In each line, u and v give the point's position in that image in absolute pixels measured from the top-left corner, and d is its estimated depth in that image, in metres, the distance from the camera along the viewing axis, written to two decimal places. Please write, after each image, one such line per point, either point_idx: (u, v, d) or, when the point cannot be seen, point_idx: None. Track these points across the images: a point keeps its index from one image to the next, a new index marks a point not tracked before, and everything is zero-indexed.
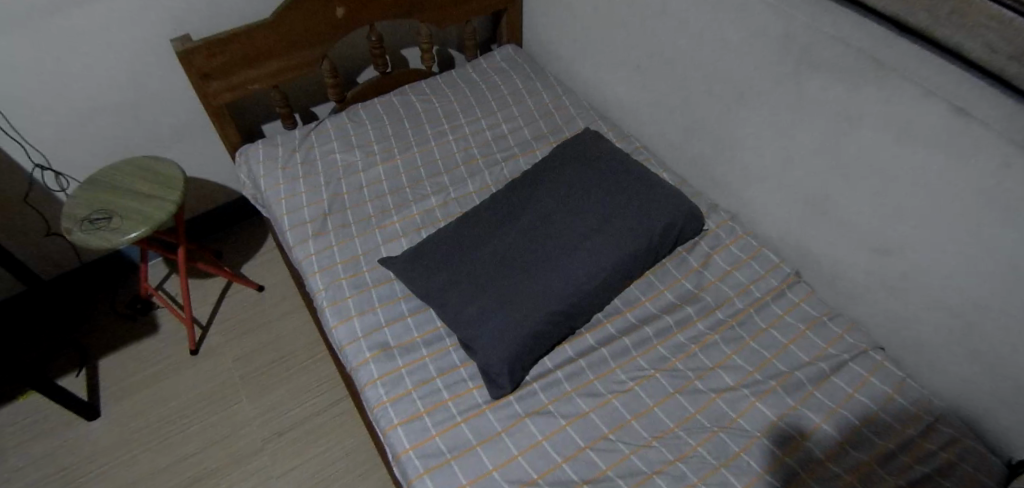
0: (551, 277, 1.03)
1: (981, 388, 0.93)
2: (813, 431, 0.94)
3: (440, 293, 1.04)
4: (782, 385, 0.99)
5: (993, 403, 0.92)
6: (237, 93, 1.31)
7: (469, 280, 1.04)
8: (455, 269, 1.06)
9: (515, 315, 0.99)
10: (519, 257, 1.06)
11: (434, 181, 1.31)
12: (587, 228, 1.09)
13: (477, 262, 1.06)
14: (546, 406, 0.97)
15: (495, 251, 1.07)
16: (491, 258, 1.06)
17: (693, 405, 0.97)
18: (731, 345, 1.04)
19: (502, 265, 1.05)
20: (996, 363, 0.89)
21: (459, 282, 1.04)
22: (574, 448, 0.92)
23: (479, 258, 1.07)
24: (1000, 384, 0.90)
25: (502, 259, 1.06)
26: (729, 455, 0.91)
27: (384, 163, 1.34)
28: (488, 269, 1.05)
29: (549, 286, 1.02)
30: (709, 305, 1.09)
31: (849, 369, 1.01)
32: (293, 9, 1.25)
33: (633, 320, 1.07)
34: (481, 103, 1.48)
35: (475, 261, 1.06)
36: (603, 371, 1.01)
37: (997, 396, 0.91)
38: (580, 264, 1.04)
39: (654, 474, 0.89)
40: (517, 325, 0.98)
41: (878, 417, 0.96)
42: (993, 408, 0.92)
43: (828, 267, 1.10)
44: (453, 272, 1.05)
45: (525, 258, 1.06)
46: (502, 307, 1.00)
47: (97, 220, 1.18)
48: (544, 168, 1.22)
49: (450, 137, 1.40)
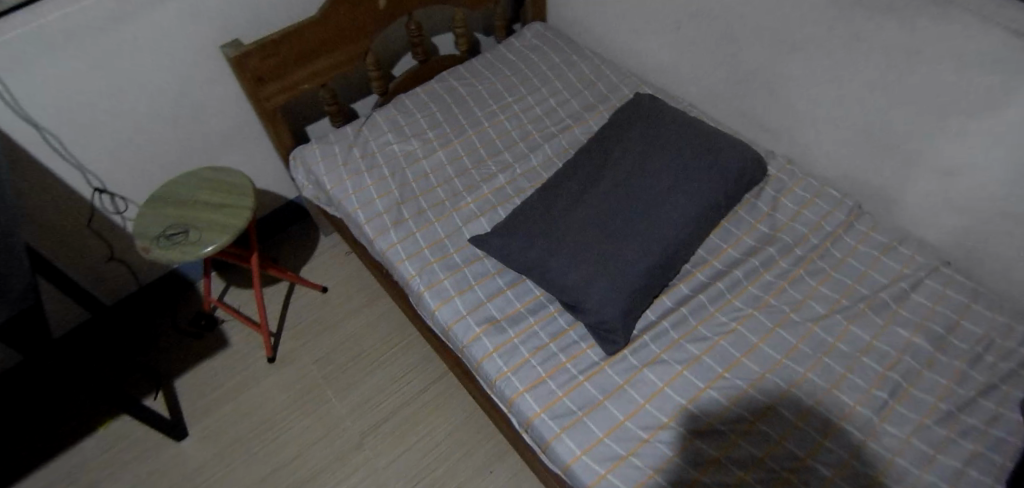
0: (642, 234, 1.08)
1: None
2: (906, 346, 1.02)
3: (538, 261, 1.08)
4: (869, 308, 1.06)
5: None
6: (289, 94, 1.33)
7: (564, 245, 1.08)
8: (549, 238, 1.10)
9: (617, 273, 1.04)
10: (608, 218, 1.10)
11: (497, 160, 1.34)
12: (666, 184, 1.14)
13: (567, 228, 1.10)
14: (659, 356, 1.02)
15: (582, 216, 1.12)
16: (581, 222, 1.11)
17: (794, 337, 1.03)
18: (815, 278, 1.10)
19: (593, 228, 1.09)
20: None
21: (555, 248, 1.08)
22: (694, 390, 0.98)
23: (568, 224, 1.11)
24: None
25: (592, 222, 1.10)
26: (836, 377, 0.99)
27: (443, 148, 1.37)
28: (580, 233, 1.09)
29: (643, 243, 1.07)
30: (788, 245, 1.15)
31: (926, 286, 1.08)
32: (340, 4, 1.28)
33: (720, 267, 1.13)
34: (522, 81, 1.51)
35: (566, 227, 1.11)
36: (704, 317, 1.06)
37: None
38: (666, 218, 1.10)
39: (774, 404, 0.96)
40: (621, 281, 1.03)
41: (963, 326, 1.04)
42: None
43: (890, 197, 1.17)
44: (547, 240, 1.10)
45: (613, 219, 1.10)
46: (602, 267, 1.05)
47: (174, 234, 1.18)
48: (607, 135, 1.27)
49: (501, 116, 1.43)
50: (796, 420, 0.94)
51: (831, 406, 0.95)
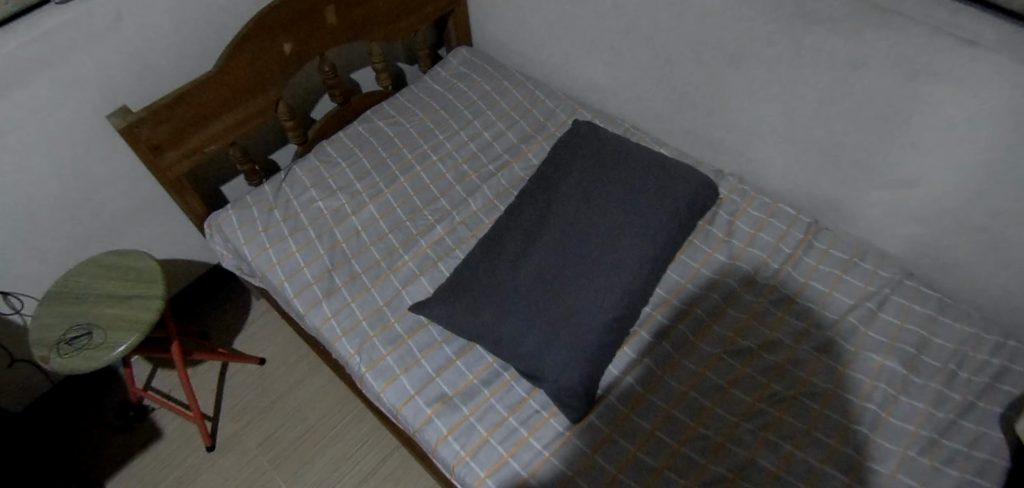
0: (596, 284, 1.00)
1: (1015, 294, 0.98)
2: (879, 371, 0.97)
3: (488, 326, 0.99)
4: (838, 333, 1.01)
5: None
6: (193, 159, 1.18)
7: (514, 306, 0.99)
8: (497, 300, 1.00)
9: (574, 332, 0.96)
10: (558, 270, 1.02)
11: (433, 207, 1.24)
12: (616, 223, 1.06)
13: (515, 285, 1.02)
14: (627, 415, 0.94)
15: (530, 269, 1.03)
16: (529, 277, 1.02)
17: (765, 376, 0.97)
18: (779, 307, 1.05)
19: (543, 282, 1.01)
20: None
21: (504, 310, 0.99)
22: (668, 451, 0.90)
23: (516, 280, 1.02)
24: None
25: (542, 276, 1.02)
26: (814, 416, 0.93)
27: (374, 200, 1.26)
28: (530, 290, 1.01)
29: (598, 294, 0.99)
30: (747, 273, 1.09)
31: (892, 303, 1.04)
32: (240, 54, 1.14)
33: (681, 305, 1.06)
34: (453, 114, 1.41)
35: (514, 284, 1.02)
36: (669, 364, 0.99)
37: None
38: (621, 263, 1.02)
39: (754, 455, 0.88)
40: (579, 341, 0.95)
41: (931, 342, 1.00)
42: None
43: (846, 209, 1.12)
44: (494, 301, 1.01)
45: (564, 269, 1.02)
46: (558, 326, 0.96)
47: (75, 338, 1.03)
48: (547, 172, 1.19)
49: (434, 156, 1.33)
50: (778, 470, 0.87)
51: (813, 448, 0.89)
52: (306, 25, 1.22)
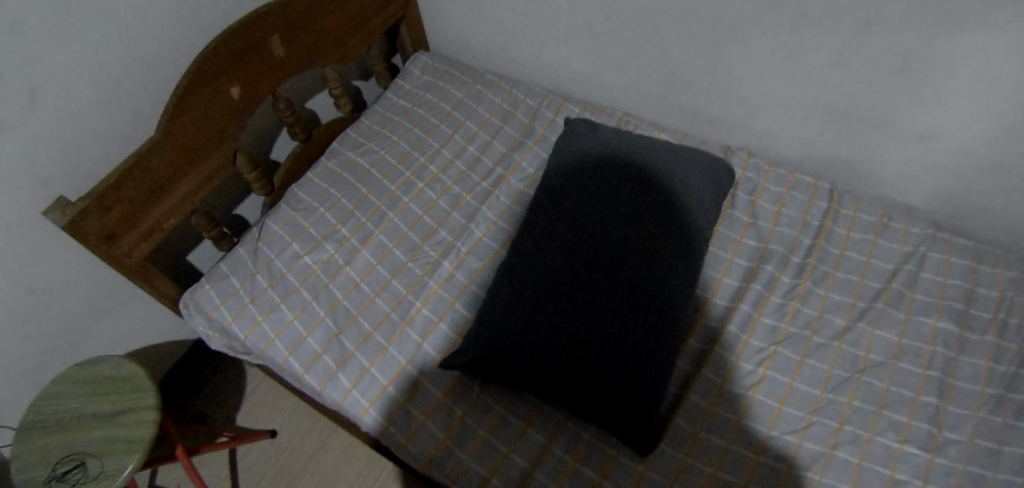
0: (641, 301, 0.93)
1: None
2: (935, 334, 0.94)
3: (533, 369, 0.91)
4: (887, 304, 0.97)
5: None
6: (155, 238, 1.04)
7: (558, 341, 0.91)
8: (537, 339, 0.92)
9: (630, 359, 0.89)
10: (597, 291, 0.94)
11: (433, 241, 1.13)
12: (646, 230, 0.99)
13: (554, 317, 0.93)
14: (698, 434, 0.88)
15: (566, 295, 0.94)
16: (568, 305, 0.93)
17: (824, 362, 0.93)
18: (822, 285, 1.00)
19: (585, 309, 0.93)
20: None
21: (549, 349, 0.91)
22: (749, 465, 0.85)
23: (554, 312, 0.93)
24: None
25: (581, 301, 0.93)
26: (882, 395, 0.90)
27: (366, 245, 1.14)
28: (571, 321, 0.92)
29: (645, 312, 0.92)
30: (783, 254, 1.03)
31: (929, 259, 1.00)
32: (184, 111, 0.99)
33: (724, 303, 1.00)
34: (430, 131, 1.29)
35: (552, 317, 0.93)
36: (727, 370, 0.93)
37: None
38: (660, 273, 0.96)
39: (832, 449, 0.86)
40: (637, 368, 0.89)
41: (977, 293, 0.97)
42: None
43: (864, 169, 1.08)
44: (535, 340, 0.92)
45: (603, 290, 0.94)
46: (612, 356, 0.89)
47: (63, 474, 0.89)
48: (554, 183, 1.09)
49: (420, 183, 1.21)
50: (859, 460, 0.85)
51: (888, 430, 0.87)
52: (252, 64, 1.07)
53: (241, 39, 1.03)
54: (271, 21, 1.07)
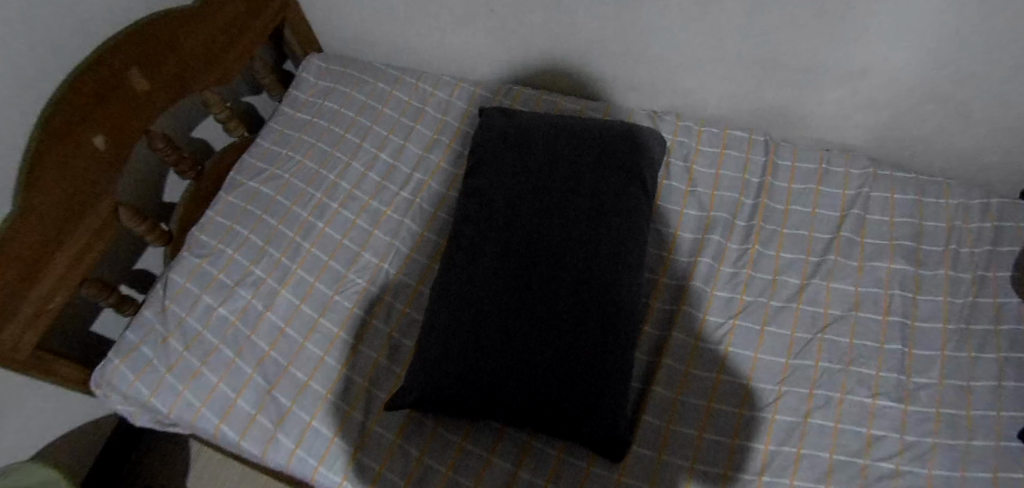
0: (589, 300, 0.86)
1: (985, 149, 0.95)
2: (889, 277, 0.91)
3: (486, 396, 0.83)
4: (840, 255, 0.93)
5: (997, 159, 0.96)
6: (42, 324, 0.89)
7: (507, 360, 0.83)
8: (487, 360, 0.84)
9: (587, 366, 0.82)
10: (541, 298, 0.86)
11: (359, 266, 1.03)
12: (582, 221, 0.91)
13: (499, 334, 0.85)
14: (670, 427, 0.83)
15: (508, 308, 0.86)
16: (512, 318, 0.85)
17: (786, 327, 0.89)
18: (772, 245, 0.95)
19: (531, 320, 0.85)
20: (998, 123, 0.90)
21: (499, 371, 0.83)
22: (726, 450, 0.81)
23: (498, 329, 0.85)
24: (1000, 139, 0.92)
25: (525, 312, 0.85)
26: (847, 350, 0.87)
27: (286, 284, 1.03)
28: (518, 335, 0.84)
29: (596, 311, 0.85)
30: (728, 220, 0.98)
31: (875, 199, 0.97)
32: (40, 175, 0.83)
33: (675, 282, 0.94)
34: (337, 143, 1.17)
35: (497, 334, 0.85)
36: (689, 354, 0.88)
37: (1003, 149, 0.94)
38: (605, 264, 0.88)
39: (807, 417, 0.82)
40: (596, 374, 0.82)
41: (926, 226, 0.95)
42: (997, 162, 0.96)
43: (796, 114, 1.03)
44: (483, 364, 0.84)
45: (547, 295, 0.86)
46: (567, 366, 0.82)
47: None
48: (477, 182, 0.99)
49: (335, 204, 1.10)
50: (835, 423, 0.82)
51: (859, 387, 0.84)
52: (114, 105, 0.92)
53: (95, 79, 0.88)
54: (125, 49, 0.92)
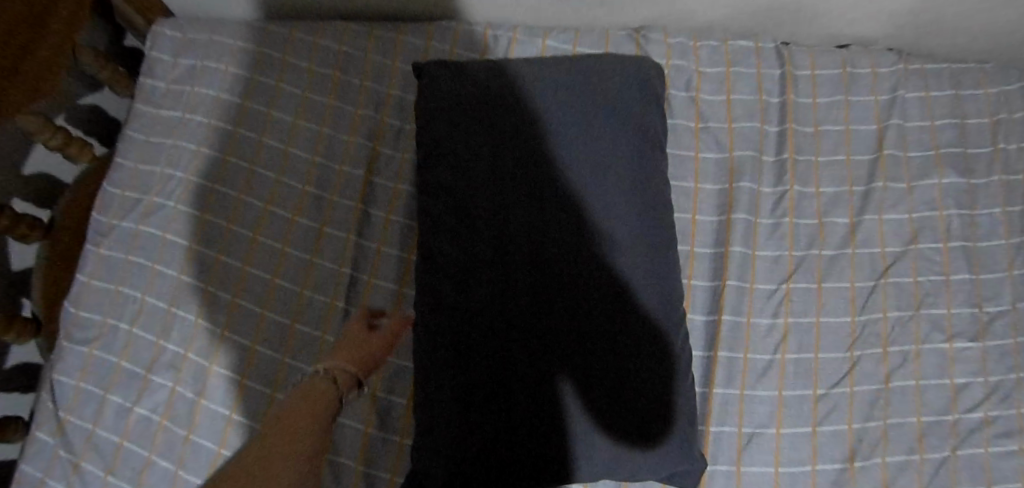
0: (632, 310, 0.62)
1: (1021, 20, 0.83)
2: (941, 195, 0.80)
3: (524, 478, 0.59)
4: (887, 179, 0.79)
5: None
6: None
7: (546, 422, 0.58)
8: (519, 425, 0.58)
9: (650, 401, 0.60)
10: (571, 323, 0.60)
11: (308, 312, 0.77)
12: (596, 200, 0.65)
13: (526, 387, 0.59)
14: (743, 431, 0.69)
15: (530, 348, 0.60)
16: (539, 362, 0.59)
17: (845, 278, 0.75)
18: (809, 181, 0.78)
19: (566, 357, 0.59)
20: None
21: (538, 443, 0.58)
22: (809, 441, 0.70)
23: (524, 381, 0.59)
24: None
25: (555, 349, 0.59)
26: (913, 291, 0.76)
27: (215, 357, 0.77)
28: (554, 385, 0.59)
29: (642, 322, 0.62)
30: (757, 158, 0.78)
31: (910, 102, 0.83)
32: None
33: (712, 250, 0.75)
34: (224, 144, 0.84)
35: (524, 390, 0.59)
36: (745, 338, 0.72)
37: None
38: (637, 256, 0.64)
39: (888, 382, 0.72)
40: (661, 407, 0.61)
41: (967, 124, 0.83)
42: None
43: (811, 9, 0.83)
44: (514, 437, 0.58)
45: (578, 317, 0.60)
46: (625, 411, 0.59)
47: None
48: (438, 173, 0.69)
49: (252, 230, 0.80)
50: (916, 381, 0.73)
51: (934, 332, 0.75)
52: None
53: None
54: None
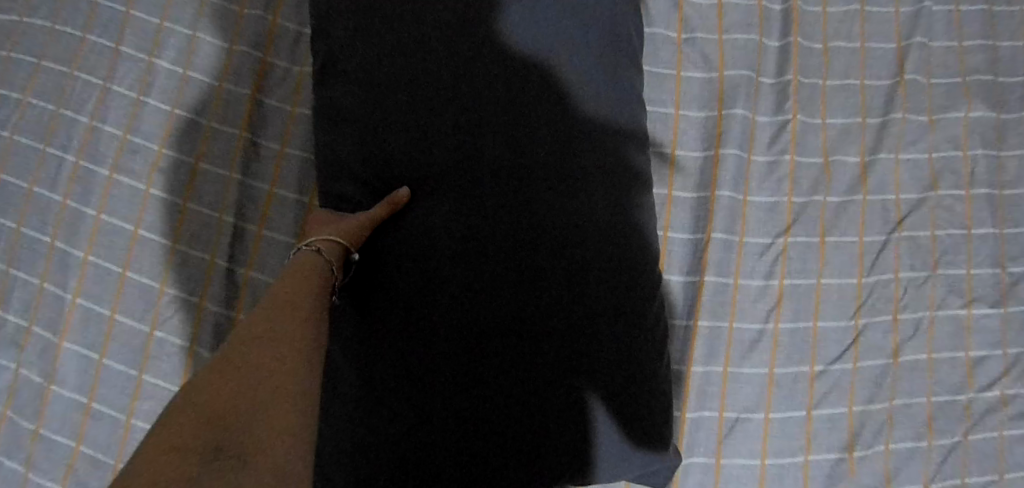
0: (600, 282, 0.44)
1: None
2: (968, 131, 0.66)
3: None
4: (908, 109, 0.64)
5: None
6: None
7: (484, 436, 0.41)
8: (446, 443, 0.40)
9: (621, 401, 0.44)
10: (518, 298, 0.43)
11: (183, 273, 0.61)
12: (555, 128, 0.47)
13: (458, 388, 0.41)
14: (726, 417, 0.57)
15: (463, 333, 0.42)
16: (476, 352, 0.42)
17: (853, 231, 0.61)
18: (816, 111, 0.63)
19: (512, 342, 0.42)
20: None
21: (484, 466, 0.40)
22: (803, 427, 0.58)
23: (455, 379, 0.41)
24: None
25: (499, 334, 0.42)
26: (931, 247, 0.63)
27: (65, 331, 0.60)
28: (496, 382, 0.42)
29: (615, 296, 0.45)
30: (752, 79, 0.63)
31: (937, 15, 0.68)
32: None
33: (692, 195, 0.61)
34: (70, 53, 0.64)
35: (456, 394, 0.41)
36: (732, 303, 0.59)
37: None
38: (609, 206, 0.46)
39: (897, 357, 0.60)
40: (636, 413, 0.45)
41: (1001, 46, 0.69)
42: None
43: None
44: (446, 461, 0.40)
45: (528, 291, 0.43)
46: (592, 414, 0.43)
47: None
48: (340, 88, 0.49)
49: (107, 167, 0.62)
50: (929, 354, 0.61)
51: (951, 296, 0.62)
52: None
53: None
54: None
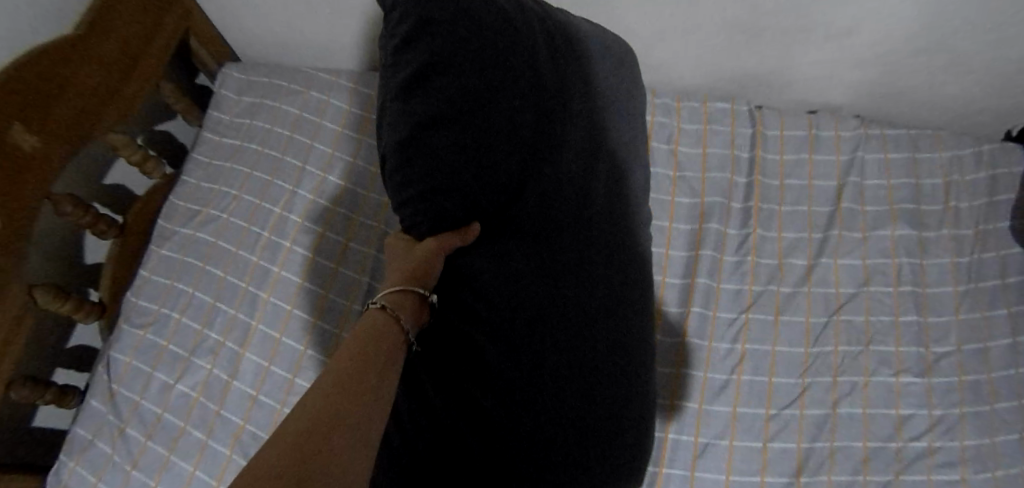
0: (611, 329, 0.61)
1: (965, 84, 0.96)
2: (895, 244, 0.89)
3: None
4: (844, 228, 0.90)
5: (977, 97, 0.98)
6: None
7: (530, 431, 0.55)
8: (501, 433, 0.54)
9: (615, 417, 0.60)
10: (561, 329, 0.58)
11: (328, 312, 0.90)
12: (597, 200, 0.61)
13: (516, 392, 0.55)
14: (699, 441, 0.78)
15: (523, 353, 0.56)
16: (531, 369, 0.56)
17: (800, 313, 0.85)
18: (772, 227, 0.90)
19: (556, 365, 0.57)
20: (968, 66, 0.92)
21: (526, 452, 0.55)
22: (759, 455, 0.77)
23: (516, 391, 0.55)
24: (978, 78, 0.95)
25: (553, 362, 0.57)
26: (864, 329, 0.84)
27: (246, 345, 0.89)
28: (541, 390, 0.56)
29: (622, 330, 0.61)
30: (724, 204, 0.92)
31: (869, 161, 0.94)
32: None
33: (680, 281, 0.87)
34: (271, 166, 1.00)
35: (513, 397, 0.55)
36: (706, 357, 0.82)
37: (977, 93, 0.98)
38: (624, 268, 0.62)
39: (835, 408, 0.79)
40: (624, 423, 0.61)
41: (923, 182, 0.93)
42: (977, 100, 0.99)
43: (779, 71, 0.98)
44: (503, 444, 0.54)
45: (567, 327, 0.58)
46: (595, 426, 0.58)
47: None
48: (442, 113, 0.52)
49: (286, 240, 0.95)
50: (864, 409, 0.79)
51: (882, 366, 0.81)
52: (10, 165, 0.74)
53: None
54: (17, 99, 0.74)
